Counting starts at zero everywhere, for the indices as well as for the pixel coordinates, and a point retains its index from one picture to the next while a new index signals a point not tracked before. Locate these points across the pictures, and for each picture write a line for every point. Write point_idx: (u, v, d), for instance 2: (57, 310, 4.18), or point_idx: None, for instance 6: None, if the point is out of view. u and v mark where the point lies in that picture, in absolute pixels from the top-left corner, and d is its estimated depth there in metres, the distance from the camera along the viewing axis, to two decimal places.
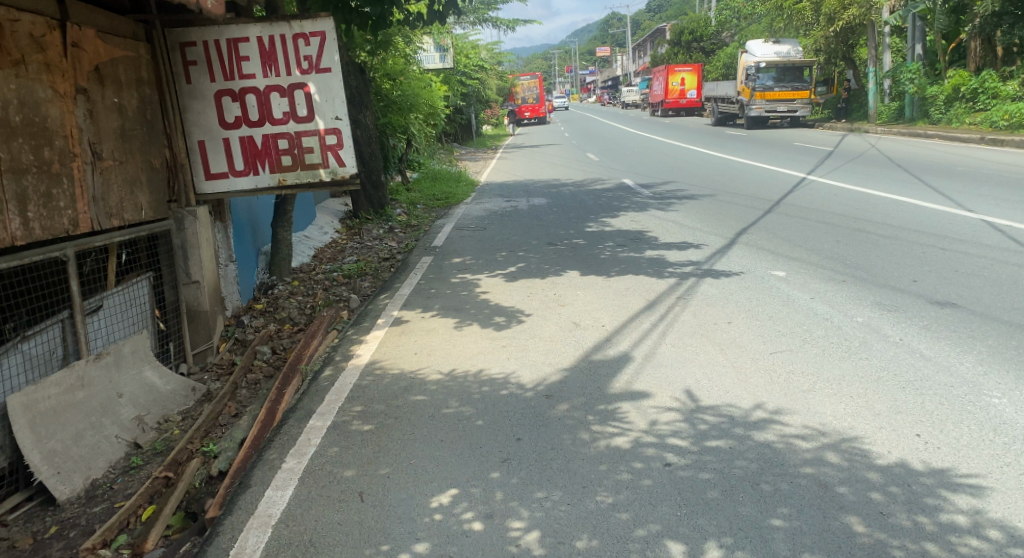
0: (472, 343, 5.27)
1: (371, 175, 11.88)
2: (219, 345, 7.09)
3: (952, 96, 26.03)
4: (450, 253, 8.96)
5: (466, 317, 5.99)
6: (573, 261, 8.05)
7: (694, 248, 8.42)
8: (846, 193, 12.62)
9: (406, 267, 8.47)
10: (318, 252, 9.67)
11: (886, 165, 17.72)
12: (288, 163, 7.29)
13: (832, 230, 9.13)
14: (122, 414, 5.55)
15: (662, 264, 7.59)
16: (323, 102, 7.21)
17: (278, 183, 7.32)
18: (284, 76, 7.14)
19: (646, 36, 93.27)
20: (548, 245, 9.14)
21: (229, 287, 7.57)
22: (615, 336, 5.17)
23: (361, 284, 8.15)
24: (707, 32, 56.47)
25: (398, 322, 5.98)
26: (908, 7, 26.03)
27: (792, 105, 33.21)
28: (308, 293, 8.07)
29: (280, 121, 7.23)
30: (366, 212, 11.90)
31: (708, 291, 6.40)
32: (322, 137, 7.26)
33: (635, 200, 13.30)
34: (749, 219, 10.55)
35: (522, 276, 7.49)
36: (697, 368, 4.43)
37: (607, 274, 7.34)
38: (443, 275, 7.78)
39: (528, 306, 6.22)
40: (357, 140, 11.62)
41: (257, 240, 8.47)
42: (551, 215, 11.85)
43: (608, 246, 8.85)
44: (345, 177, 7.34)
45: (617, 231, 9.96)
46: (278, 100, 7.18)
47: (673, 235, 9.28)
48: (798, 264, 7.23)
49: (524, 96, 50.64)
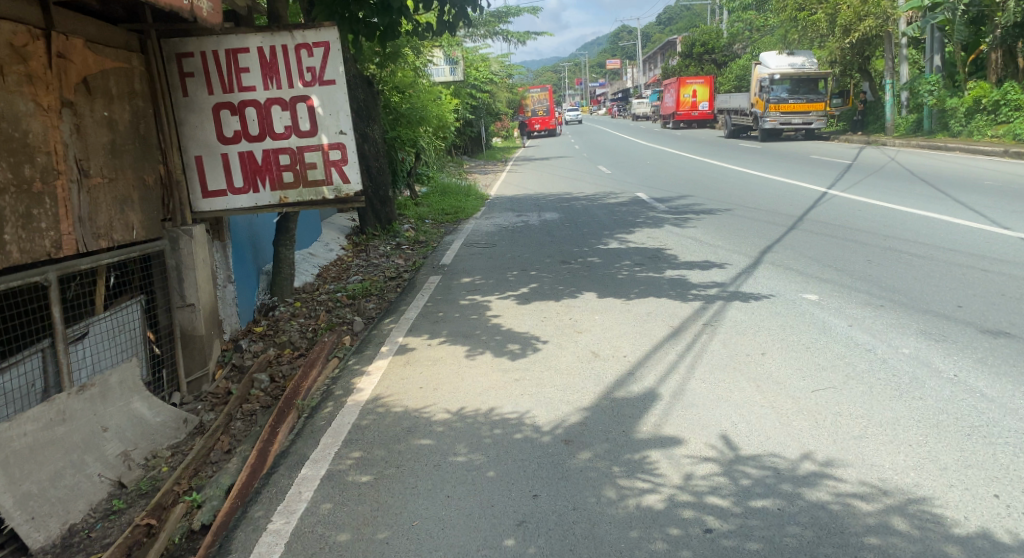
0: (483, 375, 4.87)
1: (378, 190, 11.52)
2: (215, 372, 6.70)
3: (973, 108, 25.55)
4: (460, 272, 8.57)
5: (476, 344, 5.59)
6: (589, 282, 7.64)
7: (716, 267, 8.00)
8: (871, 209, 12.17)
9: (414, 288, 8.09)
10: (323, 271, 9.29)
11: (908, 179, 17.26)
12: (290, 180, 6.93)
13: (862, 248, 8.71)
14: (107, 449, 5.16)
15: (685, 286, 7.17)
16: (327, 116, 6.85)
17: (279, 201, 6.95)
18: (286, 89, 6.78)
19: (657, 48, 93.10)
20: (563, 263, 8.74)
21: (228, 310, 7.20)
22: (638, 370, 4.76)
23: (366, 305, 7.76)
24: (718, 44, 56.15)
25: (403, 350, 5.59)
26: (927, 18, 25.62)
27: (807, 117, 32.75)
28: (311, 316, 7.69)
29: (282, 136, 6.87)
30: (374, 228, 11.53)
31: (736, 317, 5.98)
32: (325, 152, 6.90)
33: (651, 215, 12.89)
34: (771, 236, 10.12)
35: (536, 297, 7.09)
36: (732, 410, 4.01)
37: (626, 296, 6.93)
38: (452, 296, 7.39)
39: (542, 332, 5.81)
40: (363, 154, 11.27)
41: (258, 259, 8.11)
42: (564, 231, 11.46)
43: (625, 264, 8.44)
44: (350, 194, 6.96)
45: (633, 248, 9.54)
46: (279, 114, 6.82)
47: (693, 254, 8.87)
48: (831, 287, 6.82)
49: (534, 109, 50.41)
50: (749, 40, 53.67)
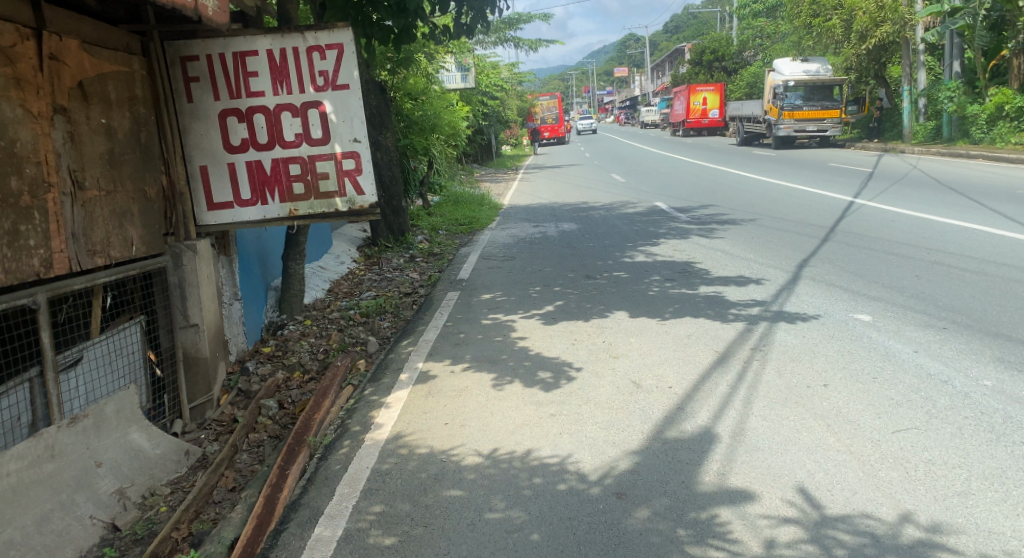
0: (515, 408, 4.40)
1: (390, 200, 11.07)
2: (220, 398, 6.23)
3: (995, 115, 25.01)
4: (480, 287, 8.11)
5: (503, 371, 5.12)
6: (619, 299, 7.15)
7: (753, 284, 7.51)
8: (903, 221, 11.66)
9: (432, 303, 7.63)
10: (334, 286, 8.84)
11: (936, 188, 16.72)
12: (301, 191, 6.48)
13: (907, 265, 8.25)
14: (100, 488, 4.70)
15: (724, 304, 6.68)
16: (340, 123, 6.42)
17: (289, 213, 6.50)
18: (297, 94, 6.35)
19: (666, 56, 92.69)
20: (587, 278, 8.26)
21: (234, 330, 6.75)
22: (688, 403, 4.29)
23: (380, 324, 7.31)
24: (728, 51, 55.61)
25: (424, 377, 5.13)
26: (947, 23, 25.10)
27: (822, 125, 32.21)
28: (322, 335, 7.22)
29: (292, 144, 6.43)
30: (386, 239, 11.07)
31: (786, 340, 5.51)
32: (338, 161, 6.46)
33: (673, 226, 12.40)
34: (805, 248, 9.62)
35: (563, 316, 6.61)
36: (806, 454, 3.55)
37: (661, 315, 6.46)
38: (473, 314, 6.93)
39: (574, 357, 5.34)
40: (376, 163, 10.83)
41: (266, 274, 7.66)
42: (585, 242, 10.98)
43: (655, 279, 7.96)
44: (364, 206, 6.52)
45: (661, 261, 9.06)
46: (289, 121, 6.39)
47: (726, 268, 8.39)
48: (883, 307, 6.37)
49: (543, 117, 50.05)
50: (760, 47, 53.14)
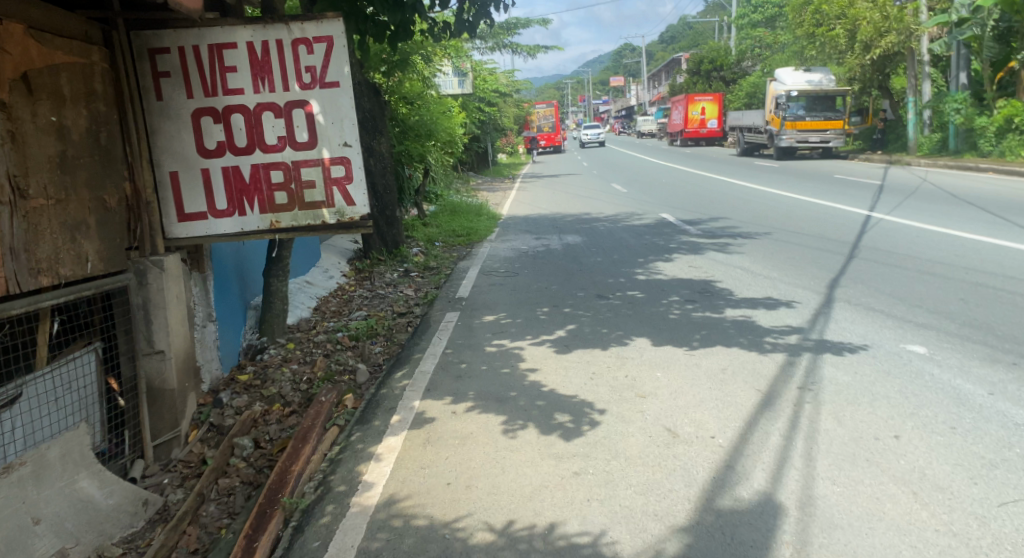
0: (530, 462, 3.70)
1: (384, 210, 10.35)
2: (189, 434, 5.48)
3: (1004, 127, 24.41)
4: (482, 307, 7.39)
5: (512, 413, 4.42)
6: (638, 323, 6.45)
7: (783, 308, 6.82)
8: (928, 238, 10.98)
9: (430, 325, 6.91)
10: (322, 303, 8.10)
11: (952, 202, 16.04)
12: (283, 201, 5.78)
13: (947, 287, 7.59)
14: (36, 550, 3.98)
15: (756, 332, 5.99)
16: (328, 125, 5.72)
17: (270, 226, 5.80)
18: (280, 93, 5.66)
19: (663, 66, 92.24)
20: (599, 298, 7.55)
21: (208, 356, 6.02)
22: (737, 461, 3.61)
23: (372, 348, 6.59)
24: (727, 60, 54.06)
25: (421, 419, 4.42)
26: (953, 33, 24.49)
27: (825, 135, 31.60)
28: (306, 362, 6.46)
29: (274, 148, 5.72)
30: (380, 252, 10.33)
31: (836, 377, 4.83)
32: (326, 168, 5.76)
33: (684, 240, 11.70)
34: (830, 267, 8.94)
35: (578, 343, 5.91)
36: (897, 535, 2.92)
37: (687, 343, 5.78)
38: (476, 339, 6.22)
39: (594, 394, 4.65)
40: (369, 170, 10.12)
41: (245, 292, 6.92)
42: (592, 257, 10.28)
43: (674, 300, 7.27)
44: (355, 218, 5.83)
45: (676, 280, 8.37)
46: (271, 122, 5.69)
47: (750, 288, 7.69)
48: (937, 338, 5.70)
49: (540, 125, 49.46)
50: (759, 58, 52.60)
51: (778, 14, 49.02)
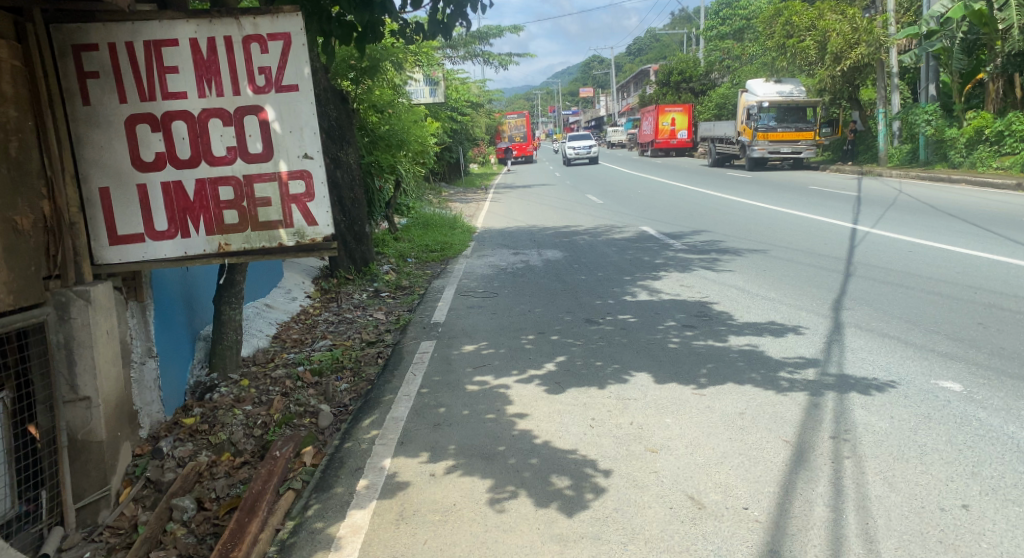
0: (530, 549, 3.09)
1: (352, 225, 9.59)
2: (120, 493, 4.70)
3: (974, 139, 24.20)
4: (461, 334, 6.69)
5: (503, 475, 3.75)
6: (636, 354, 5.80)
7: (791, 336, 6.22)
8: (922, 254, 10.47)
9: (402, 356, 6.19)
10: (282, 330, 7.32)
11: (934, 215, 15.62)
12: (233, 220, 5.07)
13: (961, 309, 7.06)
14: None
15: (769, 365, 5.39)
16: (286, 134, 5.06)
17: (218, 249, 5.08)
18: (230, 97, 4.96)
19: (632, 78, 92.37)
20: (589, 323, 6.90)
21: (146, 398, 5.24)
22: (783, 545, 3.01)
23: (336, 385, 5.86)
24: (695, 73, 53.40)
25: (396, 484, 3.73)
26: (923, 45, 24.31)
27: (796, 146, 31.35)
28: (261, 403, 5.69)
29: (222, 161, 5.01)
30: (347, 271, 9.53)
31: (873, 423, 4.22)
32: (283, 183, 5.09)
33: (670, 255, 11.09)
34: (830, 287, 8.39)
35: (572, 379, 5.24)
36: None
37: (695, 379, 5.15)
38: (456, 374, 5.52)
39: (597, 448, 3.99)
40: (335, 182, 9.37)
41: (193, 322, 6.13)
42: (575, 275, 9.61)
43: (671, 326, 6.64)
44: (317, 239, 5.17)
45: (669, 301, 7.74)
46: (219, 131, 4.99)
47: (750, 311, 7.10)
48: (969, 370, 5.14)
49: (511, 135, 48.91)
50: (728, 69, 52.57)
51: (746, 26, 48.90)
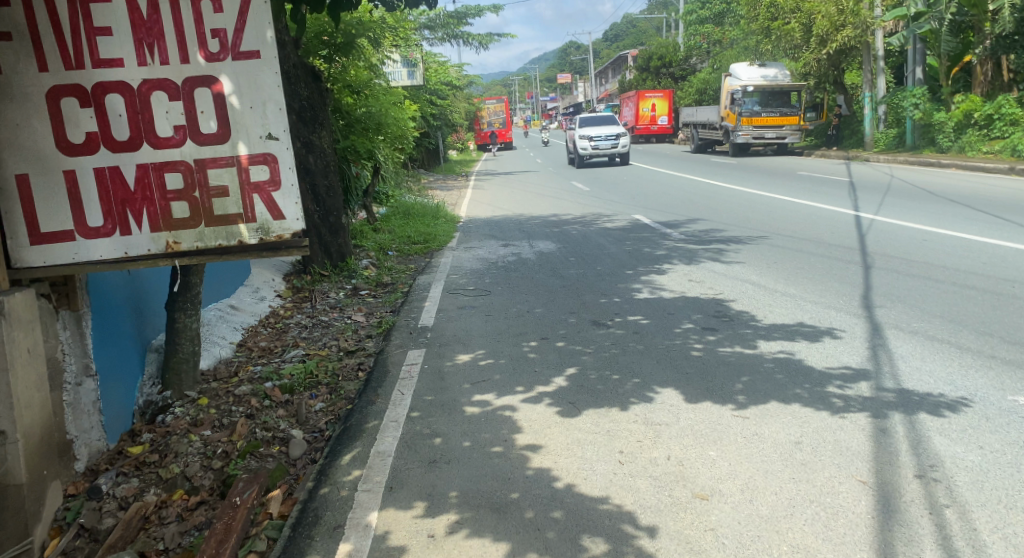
0: None
1: (328, 216, 8.76)
2: (47, 546, 3.86)
3: (963, 123, 23.56)
4: (452, 342, 5.90)
5: (522, 534, 3.02)
6: (658, 365, 5.05)
7: (828, 341, 5.50)
8: (938, 244, 9.77)
9: (386, 367, 5.41)
10: (248, 335, 6.50)
11: (933, 202, 14.94)
12: (183, 213, 4.27)
13: (1005, 305, 6.38)
14: None
15: (814, 378, 4.65)
16: (245, 110, 4.28)
17: (166, 248, 4.26)
18: (177, 65, 4.17)
19: (609, 65, 91.51)
20: (596, 326, 6.16)
21: (83, 425, 4.40)
22: None
23: (309, 404, 5.07)
24: (675, 58, 52.97)
25: (387, 549, 2.99)
26: (910, 26, 23.64)
27: (781, 132, 30.73)
28: (222, 427, 4.86)
29: (169, 142, 4.20)
30: (322, 265, 8.71)
31: (961, 453, 3.50)
32: (243, 169, 4.31)
33: (671, 246, 10.34)
34: (851, 281, 7.71)
35: (587, 399, 4.47)
36: None
37: (732, 396, 4.42)
38: (451, 391, 4.76)
39: (633, 495, 3.26)
40: (307, 169, 8.53)
41: (144, 331, 5.29)
42: (572, 270, 8.83)
43: (690, 330, 5.91)
44: (284, 236, 4.39)
45: (681, 299, 7.01)
46: (164, 107, 4.18)
47: (774, 311, 6.38)
48: None
49: (489, 121, 48.09)
50: (708, 55, 51.91)
51: (726, 10, 48.18)
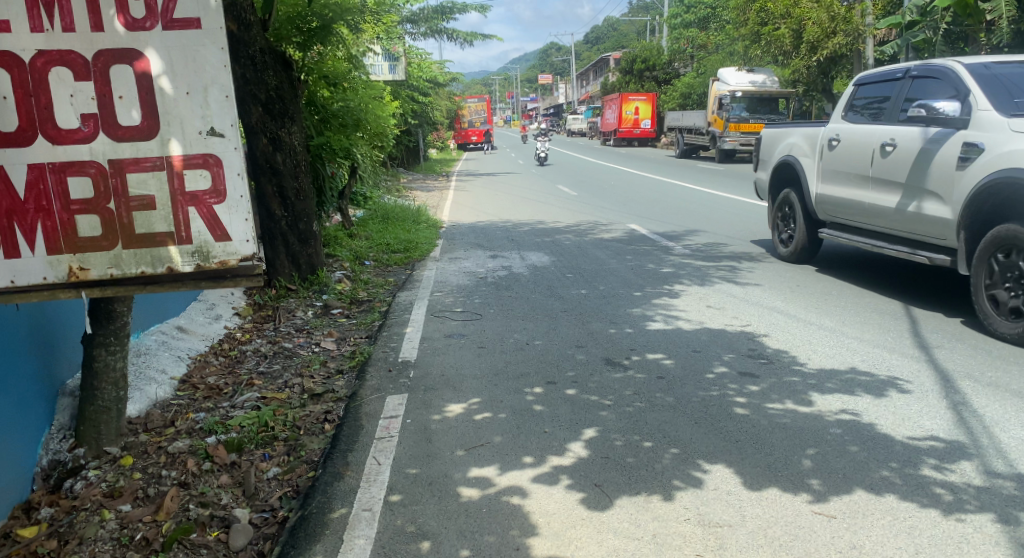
0: None
1: (296, 222, 7.66)
2: None
3: None
4: (441, 385, 4.88)
5: None
6: (698, 428, 4.07)
7: (897, 396, 4.55)
8: None
9: (359, 420, 4.38)
10: (194, 366, 5.42)
11: None
12: (94, 230, 3.25)
13: None
14: None
15: (900, 452, 3.70)
16: (178, 95, 3.25)
17: (69, 275, 3.25)
18: (87, 35, 3.15)
19: (591, 68, 90.81)
20: (612, 366, 5.17)
21: None
22: None
23: (261, 469, 4.02)
24: (659, 61, 51.97)
25: None
26: (901, 37, 22.34)
27: None
28: (146, 499, 3.80)
29: (74, 137, 3.18)
30: (288, 279, 7.67)
31: None
32: (175, 174, 3.28)
33: (678, 263, 9.38)
34: (890, 310, 6.78)
35: (617, 479, 3.49)
36: None
37: (805, 479, 3.46)
38: (443, 459, 3.77)
39: None
40: (274, 169, 7.47)
41: (54, 371, 4.21)
42: (572, 290, 7.81)
43: (726, 375, 4.94)
44: (230, 263, 3.38)
45: (705, 331, 6.05)
46: (67, 89, 3.16)
47: (817, 352, 5.44)
48: None
49: (472, 119, 47.02)
50: (692, 59, 51.04)
51: (712, 14, 47.31)
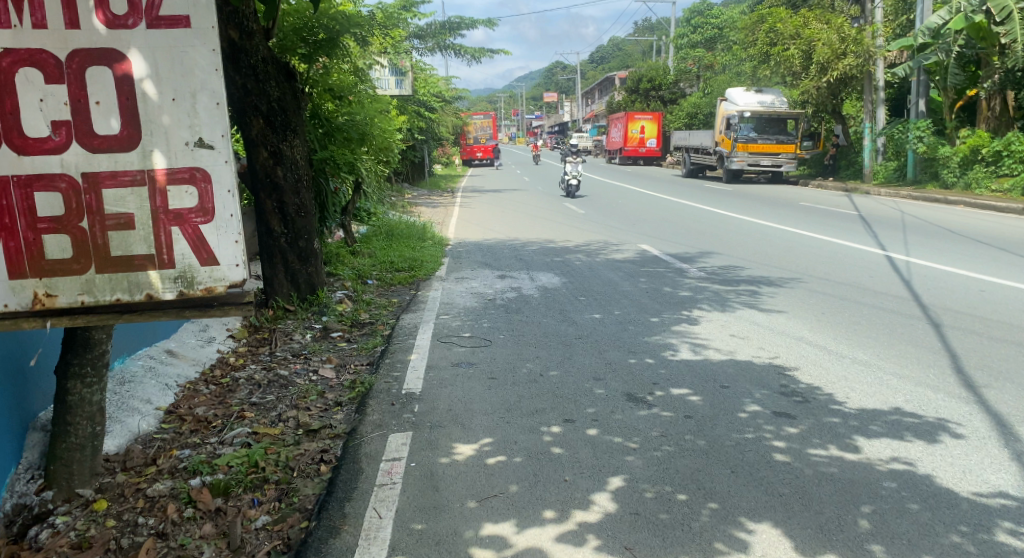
0: None
1: (296, 239, 7.28)
2: None
3: (969, 158, 21.87)
4: (448, 422, 4.47)
5: None
6: (735, 477, 3.67)
7: (950, 441, 4.14)
8: (999, 296, 8.42)
9: (359, 462, 3.98)
10: (182, 395, 5.02)
11: (961, 243, 13.52)
12: (63, 252, 2.88)
13: None
14: None
15: (965, 511, 3.31)
16: (162, 101, 2.87)
17: (34, 302, 2.88)
18: (62, 32, 2.79)
19: (596, 86, 90.79)
20: (634, 403, 4.77)
21: None
22: None
23: (248, 515, 3.62)
24: (664, 80, 51.57)
25: None
26: (914, 59, 21.94)
27: (776, 159, 29.37)
28: (119, 552, 3.39)
29: (44, 146, 2.82)
30: (287, 298, 7.30)
31: None
32: (156, 189, 2.91)
33: (694, 287, 8.98)
34: (925, 342, 6.37)
35: (650, 542, 3.10)
36: None
37: (863, 546, 3.07)
38: (453, 513, 3.38)
39: None
40: (274, 184, 7.09)
41: (24, 403, 3.82)
42: (585, 315, 7.41)
43: (759, 415, 4.54)
44: (216, 290, 3.00)
45: (730, 363, 5.65)
46: (36, 91, 2.79)
47: (855, 390, 5.02)
48: None
49: (477, 135, 46.78)
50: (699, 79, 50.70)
51: (720, 34, 46.94)
